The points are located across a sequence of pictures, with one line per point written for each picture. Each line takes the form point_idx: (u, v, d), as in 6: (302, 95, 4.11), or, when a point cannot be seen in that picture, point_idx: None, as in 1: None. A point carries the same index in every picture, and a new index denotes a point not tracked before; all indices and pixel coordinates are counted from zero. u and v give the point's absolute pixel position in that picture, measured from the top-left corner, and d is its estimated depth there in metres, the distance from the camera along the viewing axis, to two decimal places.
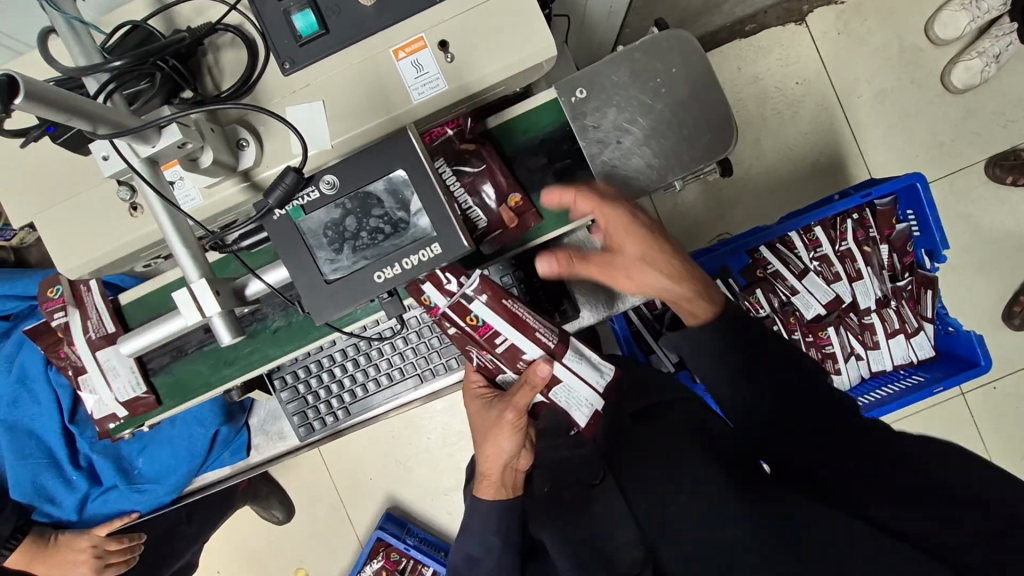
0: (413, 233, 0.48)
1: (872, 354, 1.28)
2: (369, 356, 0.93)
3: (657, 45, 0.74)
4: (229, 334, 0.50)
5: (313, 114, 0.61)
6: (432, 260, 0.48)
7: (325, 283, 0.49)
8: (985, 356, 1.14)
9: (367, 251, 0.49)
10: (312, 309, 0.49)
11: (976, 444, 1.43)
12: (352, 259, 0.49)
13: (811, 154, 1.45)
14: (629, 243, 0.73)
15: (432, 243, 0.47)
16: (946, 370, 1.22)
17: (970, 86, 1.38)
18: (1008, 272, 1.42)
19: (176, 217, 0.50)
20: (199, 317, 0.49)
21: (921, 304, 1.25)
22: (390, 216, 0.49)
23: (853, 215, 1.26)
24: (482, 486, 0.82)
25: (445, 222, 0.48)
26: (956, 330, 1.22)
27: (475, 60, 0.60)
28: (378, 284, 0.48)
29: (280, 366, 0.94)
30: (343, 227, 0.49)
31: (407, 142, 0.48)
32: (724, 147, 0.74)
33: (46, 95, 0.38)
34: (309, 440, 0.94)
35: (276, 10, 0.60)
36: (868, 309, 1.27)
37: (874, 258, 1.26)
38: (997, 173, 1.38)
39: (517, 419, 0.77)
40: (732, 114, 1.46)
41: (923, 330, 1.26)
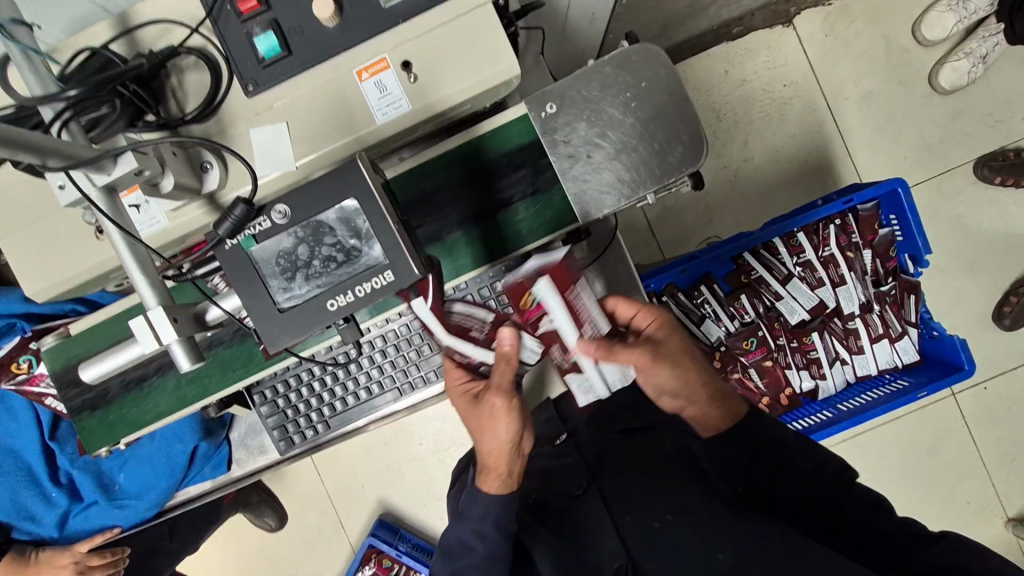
0: (365, 261, 0.48)
1: (856, 359, 1.28)
2: (348, 370, 0.93)
3: (627, 59, 0.74)
4: (189, 360, 0.51)
5: (277, 136, 0.61)
6: (385, 287, 0.48)
7: (279, 311, 0.49)
8: (969, 360, 1.14)
9: (321, 279, 0.49)
10: (266, 337, 0.49)
11: (966, 444, 1.43)
12: (300, 286, 0.49)
13: (798, 156, 1.45)
14: (671, 334, 0.79)
15: (384, 271, 0.47)
16: (930, 374, 1.22)
17: (957, 87, 1.38)
18: (997, 272, 1.42)
19: (134, 245, 0.50)
20: (158, 345, 0.49)
21: (905, 309, 1.25)
22: (341, 244, 0.48)
23: (835, 220, 1.25)
24: (485, 481, 0.79)
25: (396, 251, 0.47)
26: (939, 334, 1.21)
27: (439, 79, 0.60)
28: (331, 312, 0.48)
29: (259, 382, 0.94)
30: (295, 255, 0.49)
31: (358, 171, 0.48)
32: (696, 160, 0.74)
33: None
34: (289, 453, 0.95)
35: (240, 32, 0.60)
36: (852, 314, 1.27)
37: (856, 263, 1.26)
38: (985, 174, 1.38)
39: (508, 404, 0.74)
40: (718, 118, 1.46)
41: (907, 334, 1.26)
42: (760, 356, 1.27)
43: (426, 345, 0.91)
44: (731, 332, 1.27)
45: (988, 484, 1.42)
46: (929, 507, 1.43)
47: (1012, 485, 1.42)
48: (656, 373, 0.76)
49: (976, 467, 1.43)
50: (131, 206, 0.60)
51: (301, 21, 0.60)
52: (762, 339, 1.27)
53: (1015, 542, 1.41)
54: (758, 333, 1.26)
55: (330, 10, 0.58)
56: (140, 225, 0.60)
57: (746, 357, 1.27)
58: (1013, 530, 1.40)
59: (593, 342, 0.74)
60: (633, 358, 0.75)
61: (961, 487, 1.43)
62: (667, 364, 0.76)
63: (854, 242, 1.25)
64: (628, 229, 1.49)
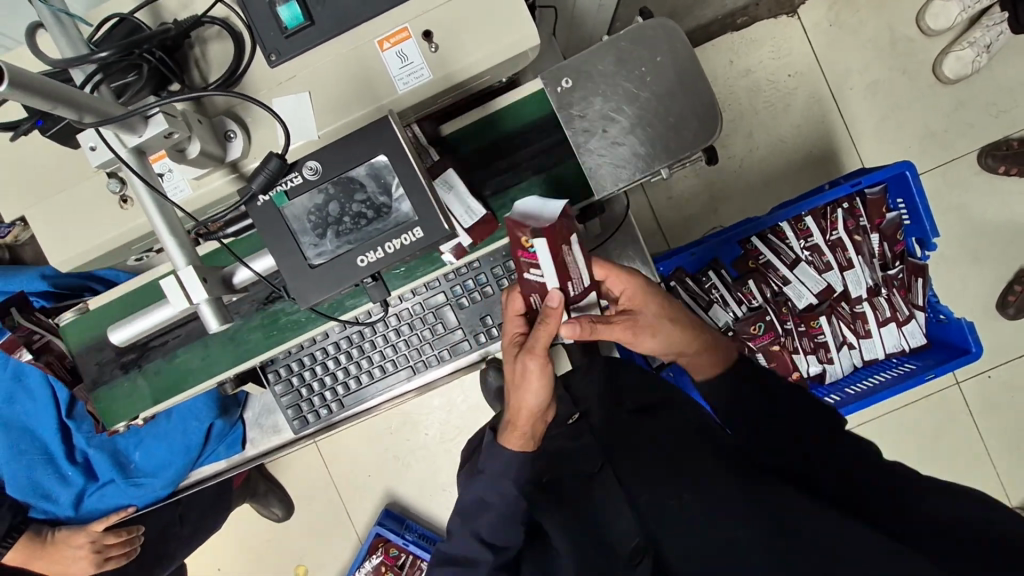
0: (394, 218, 0.49)
1: (864, 343, 1.29)
2: (362, 348, 0.93)
3: (642, 33, 0.74)
4: (217, 321, 0.51)
5: (300, 105, 0.62)
6: (416, 243, 0.49)
7: (309, 268, 0.50)
8: (976, 343, 1.15)
9: (351, 235, 0.50)
10: (297, 293, 0.50)
11: (972, 433, 1.44)
12: (331, 240, 0.50)
13: (803, 146, 1.46)
14: (647, 302, 0.77)
15: (414, 227, 0.48)
16: (937, 358, 1.22)
17: (961, 76, 1.39)
18: (1001, 262, 1.43)
19: (163, 206, 0.51)
20: (190, 303, 0.50)
21: (912, 292, 1.26)
22: (372, 201, 0.50)
23: (844, 204, 1.26)
24: (508, 436, 0.79)
25: (425, 207, 0.48)
26: (946, 318, 1.22)
27: (458, 51, 0.61)
28: (361, 268, 0.49)
29: (274, 360, 0.94)
30: (329, 212, 0.50)
31: (389, 128, 0.48)
32: (710, 134, 0.75)
33: (34, 83, 0.39)
34: (303, 432, 0.95)
35: (262, 3, 0.60)
36: (859, 298, 1.28)
37: (864, 247, 1.27)
38: (990, 164, 1.39)
39: (541, 367, 0.72)
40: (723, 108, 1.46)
41: (914, 318, 1.27)
42: (768, 341, 1.26)
43: (440, 324, 0.92)
44: (739, 317, 1.26)
45: (992, 471, 1.43)
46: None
47: (1015, 474, 1.43)
48: (639, 343, 0.78)
49: (981, 456, 1.44)
50: (157, 175, 0.61)
51: None
52: (769, 325, 1.26)
53: None
54: (766, 318, 1.25)
55: None
56: (167, 193, 0.61)
57: (753, 342, 1.25)
58: None
59: (581, 324, 0.70)
60: (619, 333, 0.76)
61: (965, 475, 1.43)
62: (651, 334, 0.78)
63: (863, 226, 1.26)
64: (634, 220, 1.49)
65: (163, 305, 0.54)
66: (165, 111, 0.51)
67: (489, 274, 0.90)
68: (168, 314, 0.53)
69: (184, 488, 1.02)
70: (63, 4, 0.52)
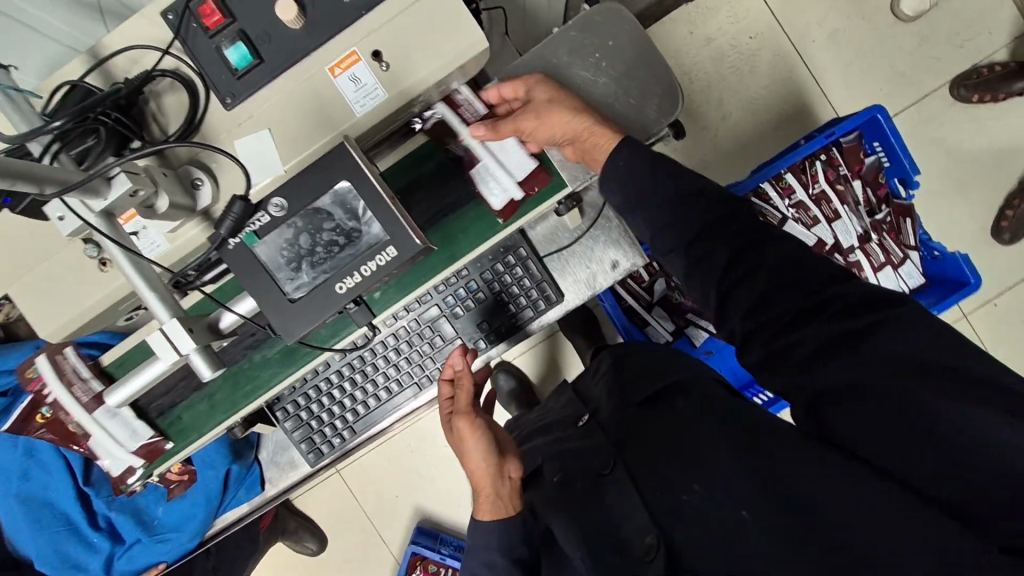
0: (366, 240, 0.51)
1: None
2: (366, 372, 0.94)
3: (590, 21, 0.75)
4: (210, 368, 0.52)
5: (262, 143, 0.61)
6: (390, 262, 0.51)
7: (290, 301, 0.51)
8: (974, 273, 1.13)
9: (325, 264, 0.51)
10: (282, 329, 0.51)
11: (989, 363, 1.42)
12: (316, 269, 0.52)
13: (775, 106, 1.45)
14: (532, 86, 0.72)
15: (386, 246, 0.50)
16: (938, 295, 1.21)
17: (920, 13, 1.39)
18: (989, 189, 1.41)
19: (139, 263, 0.52)
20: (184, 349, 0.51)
21: (903, 234, 1.25)
22: (341, 227, 0.51)
23: (821, 157, 1.25)
24: (477, 507, 0.78)
25: (394, 226, 0.51)
26: (941, 254, 1.23)
27: (409, 64, 0.61)
28: (341, 295, 0.50)
29: (280, 398, 0.94)
30: (308, 246, 0.52)
31: (347, 154, 0.50)
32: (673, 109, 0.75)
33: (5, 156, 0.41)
34: (320, 464, 0.95)
35: (210, 48, 0.61)
36: (851, 247, 1.24)
37: (848, 195, 1.25)
38: (965, 94, 1.38)
39: (472, 422, 0.81)
40: (690, 82, 1.46)
41: (909, 259, 1.26)
42: None
43: (438, 337, 0.93)
44: None
45: None
46: None
47: None
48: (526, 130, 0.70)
49: None
50: (131, 233, 0.61)
51: (266, 29, 0.61)
52: None
53: None
54: None
55: (294, 11, 0.59)
56: (143, 251, 0.61)
57: None
58: None
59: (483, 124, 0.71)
60: (513, 126, 0.70)
61: None
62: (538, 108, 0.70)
63: (843, 175, 1.25)
64: None
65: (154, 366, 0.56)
66: (126, 168, 0.52)
67: (478, 280, 0.91)
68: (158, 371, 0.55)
69: (211, 536, 1.02)
70: (11, 81, 0.53)
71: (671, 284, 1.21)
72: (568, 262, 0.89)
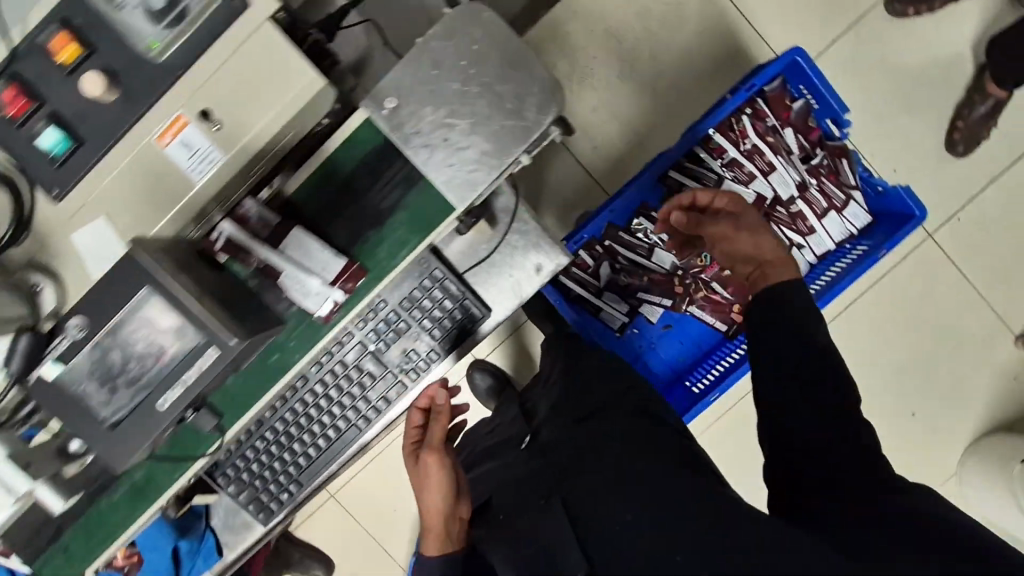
0: (181, 350, 0.58)
1: (811, 240, 1.20)
2: (308, 421, 0.93)
3: (450, 25, 0.66)
4: (60, 496, 0.66)
5: (99, 233, 0.60)
6: (210, 365, 0.58)
7: (110, 422, 0.58)
8: (919, 207, 1.08)
9: (143, 380, 0.58)
10: (107, 452, 0.58)
11: (961, 284, 1.27)
12: (140, 373, 0.59)
13: (712, 39, 1.22)
14: None
15: (205, 350, 0.57)
16: (885, 232, 1.14)
17: None
18: (945, 94, 1.23)
19: None
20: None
21: (842, 175, 1.18)
22: (151, 343, 0.58)
23: (746, 111, 1.17)
24: (425, 543, 0.79)
25: (205, 329, 0.57)
26: (883, 188, 1.16)
27: (240, 119, 0.58)
28: (163, 408, 0.58)
29: (219, 463, 0.93)
30: (137, 349, 0.58)
31: (144, 263, 0.56)
32: (535, 130, 0.67)
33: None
34: (273, 522, 0.94)
35: (21, 137, 0.58)
36: (792, 198, 1.19)
37: (779, 146, 1.18)
38: (897, 10, 1.18)
39: (439, 458, 0.81)
40: (617, 31, 1.21)
41: (853, 200, 1.19)
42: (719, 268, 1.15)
43: (364, 375, 0.91)
44: None
45: (991, 312, 1.28)
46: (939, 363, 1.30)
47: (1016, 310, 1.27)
48: None
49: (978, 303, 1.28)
50: None
51: (79, 107, 0.58)
52: None
53: None
54: None
55: (101, 84, 0.56)
56: None
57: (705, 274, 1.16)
58: None
59: None
60: None
61: (967, 328, 1.28)
62: None
63: (771, 126, 1.17)
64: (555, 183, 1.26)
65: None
66: None
67: (397, 310, 0.89)
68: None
69: None
70: None
71: (617, 267, 1.18)
72: (487, 276, 0.86)
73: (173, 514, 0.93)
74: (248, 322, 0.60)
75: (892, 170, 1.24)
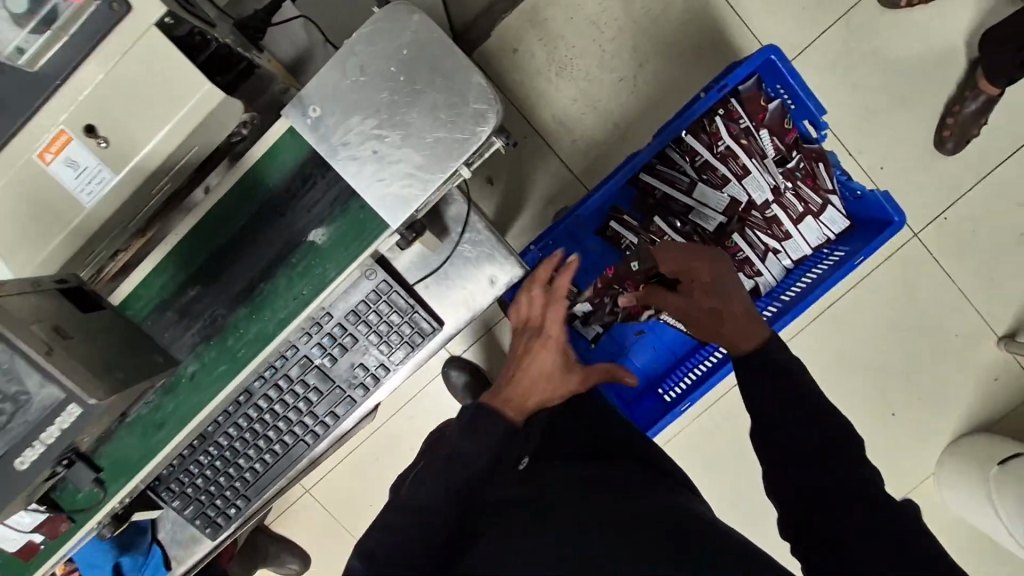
0: (355, 317, 0.73)
1: (787, 246, 1.04)
2: (254, 430, 0.76)
3: None
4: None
5: None
6: (377, 329, 0.73)
7: (269, 371, 0.74)
8: (897, 212, 0.93)
9: (313, 340, 0.73)
10: (257, 394, 0.75)
11: (946, 285, 1.24)
12: (346, 335, 0.73)
13: (683, 13, 1.17)
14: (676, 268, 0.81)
15: (378, 313, 0.73)
16: (864, 238, 0.98)
17: (833, 10, 1.17)
18: (996, 202, 1.22)
19: None
20: (87, 406, 0.41)
21: (819, 179, 1.00)
22: (332, 321, 0.73)
23: (718, 111, 0.99)
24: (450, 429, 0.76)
25: (383, 297, 0.73)
26: (862, 193, 0.99)
27: None
28: (323, 365, 0.74)
29: (160, 476, 0.76)
30: (356, 311, 0.73)
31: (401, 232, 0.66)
32: (490, 113, 0.54)
33: (97, 211, 0.44)
34: (221, 537, 0.79)
35: None
36: (767, 202, 1.02)
37: (754, 149, 1.00)
38: (950, 149, 1.18)
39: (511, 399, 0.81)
40: (597, 32, 1.17)
41: (830, 205, 1.01)
42: None
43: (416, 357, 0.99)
44: None
45: (975, 313, 1.25)
46: (920, 450, 1.29)
47: (998, 307, 1.25)
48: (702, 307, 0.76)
49: (960, 304, 1.25)
50: None
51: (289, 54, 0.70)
52: None
53: (1012, 363, 1.26)
54: None
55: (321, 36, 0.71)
56: None
57: None
58: (1007, 351, 1.24)
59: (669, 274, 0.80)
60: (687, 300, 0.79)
61: (949, 331, 1.26)
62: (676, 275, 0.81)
63: (745, 128, 0.99)
64: (515, 184, 1.20)
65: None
66: None
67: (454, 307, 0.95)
68: (31, 452, 0.42)
69: None
70: None
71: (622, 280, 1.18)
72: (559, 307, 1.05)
73: (109, 535, 0.72)
74: (390, 268, 0.73)
75: (923, 265, 1.24)
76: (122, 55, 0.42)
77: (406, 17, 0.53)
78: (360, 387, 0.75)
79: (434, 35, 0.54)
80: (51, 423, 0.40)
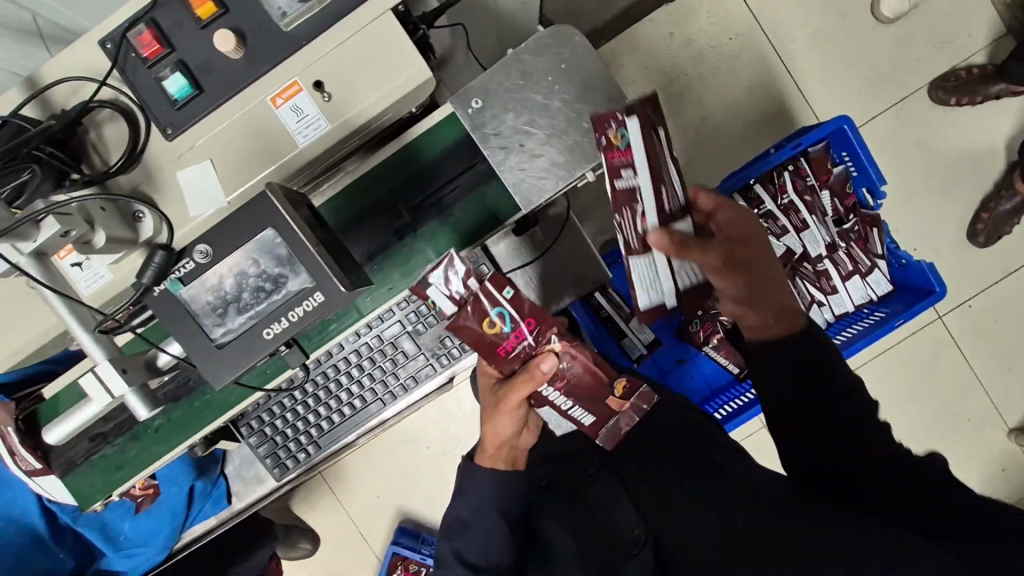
0: None
1: (832, 300, 1.11)
2: (339, 380, 0.83)
3: None
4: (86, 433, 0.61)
5: None
6: None
7: (364, 332, 0.81)
8: (939, 282, 1.00)
9: (410, 309, 0.81)
10: (349, 350, 0.82)
11: (964, 368, 1.30)
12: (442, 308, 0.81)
13: (754, 77, 1.27)
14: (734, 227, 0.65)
15: None
16: (904, 302, 1.06)
17: (886, 98, 1.27)
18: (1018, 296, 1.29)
19: (75, 307, 0.49)
20: (332, 294, 0.48)
21: (870, 242, 1.09)
22: None
23: (788, 166, 1.09)
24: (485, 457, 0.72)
25: None
26: (908, 261, 1.08)
27: None
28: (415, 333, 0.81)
29: (243, 412, 0.83)
30: None
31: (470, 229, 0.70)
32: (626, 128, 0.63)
33: (306, 151, 0.52)
34: (285, 480, 0.84)
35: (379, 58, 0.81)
36: (820, 256, 1.09)
37: (816, 206, 1.08)
38: (981, 243, 1.27)
39: (517, 405, 0.66)
40: (671, 82, 1.27)
41: (876, 268, 1.10)
42: None
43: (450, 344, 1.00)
44: None
45: (988, 399, 1.31)
46: None
47: (1011, 397, 1.30)
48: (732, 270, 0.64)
49: (974, 388, 1.31)
50: (73, 264, 0.54)
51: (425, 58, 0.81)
52: None
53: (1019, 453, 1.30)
54: None
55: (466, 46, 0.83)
56: (81, 284, 0.54)
57: None
58: (1015, 441, 1.29)
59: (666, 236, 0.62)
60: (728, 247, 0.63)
61: (962, 413, 1.31)
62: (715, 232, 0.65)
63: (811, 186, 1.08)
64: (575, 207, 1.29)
65: (244, 333, 0.48)
66: (57, 210, 0.46)
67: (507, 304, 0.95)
68: (279, 325, 0.48)
69: (181, 548, 0.90)
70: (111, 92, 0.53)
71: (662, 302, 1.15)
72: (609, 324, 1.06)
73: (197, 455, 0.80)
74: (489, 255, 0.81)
75: (943, 345, 1.30)
76: (360, 27, 0.51)
77: (569, 38, 0.63)
78: (443, 359, 0.82)
79: (589, 56, 0.63)
80: (304, 301, 0.48)
